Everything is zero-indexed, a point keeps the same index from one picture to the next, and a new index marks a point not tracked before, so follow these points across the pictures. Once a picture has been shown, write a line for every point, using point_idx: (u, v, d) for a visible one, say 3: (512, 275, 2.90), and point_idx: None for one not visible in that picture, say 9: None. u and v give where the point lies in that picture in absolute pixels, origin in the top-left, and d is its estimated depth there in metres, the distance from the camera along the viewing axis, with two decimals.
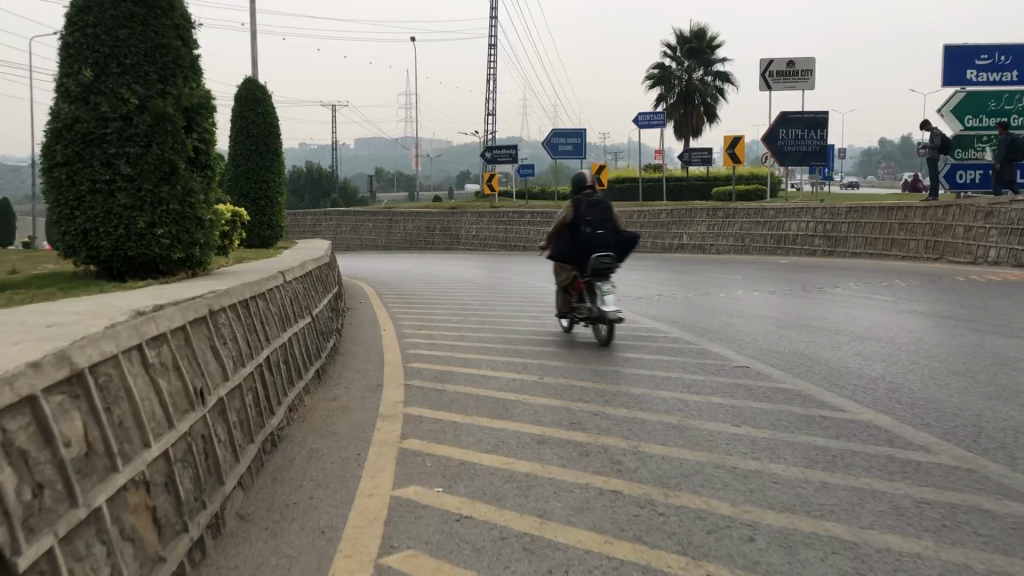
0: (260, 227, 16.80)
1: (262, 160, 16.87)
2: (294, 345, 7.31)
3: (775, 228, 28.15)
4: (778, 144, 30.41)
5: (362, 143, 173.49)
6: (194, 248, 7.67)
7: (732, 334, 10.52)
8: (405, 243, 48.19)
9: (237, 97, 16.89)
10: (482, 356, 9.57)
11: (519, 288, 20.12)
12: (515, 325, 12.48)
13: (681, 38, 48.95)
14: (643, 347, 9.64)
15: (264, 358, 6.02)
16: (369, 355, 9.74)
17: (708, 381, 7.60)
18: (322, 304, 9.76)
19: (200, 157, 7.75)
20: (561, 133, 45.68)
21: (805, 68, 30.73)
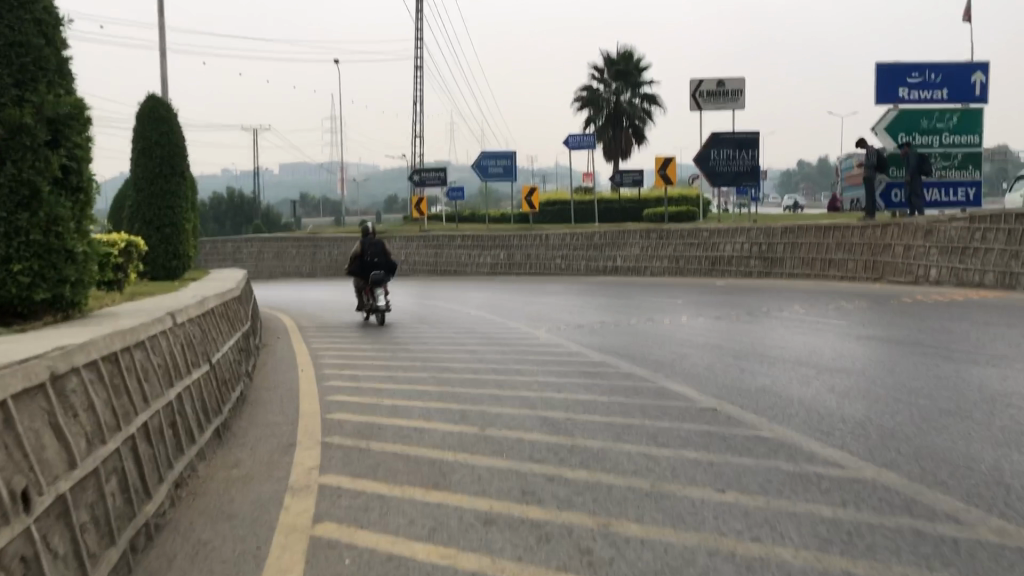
0: (165, 258, 15.29)
1: (166, 184, 15.44)
2: (185, 402, 6.07)
3: (710, 250, 27.68)
4: (710, 164, 29.99)
5: (286, 168, 170.39)
6: (64, 287, 6.38)
7: (689, 368, 9.59)
8: (331, 271, 46.59)
9: (138, 115, 15.47)
10: (413, 401, 8.41)
11: (451, 317, 18.99)
12: (449, 361, 11.35)
13: (608, 60, 48.77)
14: (594, 386, 8.63)
15: (138, 425, 4.80)
16: (281, 405, 8.50)
17: (674, 430, 6.62)
18: (227, 346, 8.51)
19: (70, 176, 6.46)
20: (490, 155, 44.83)
21: (735, 88, 30.50)
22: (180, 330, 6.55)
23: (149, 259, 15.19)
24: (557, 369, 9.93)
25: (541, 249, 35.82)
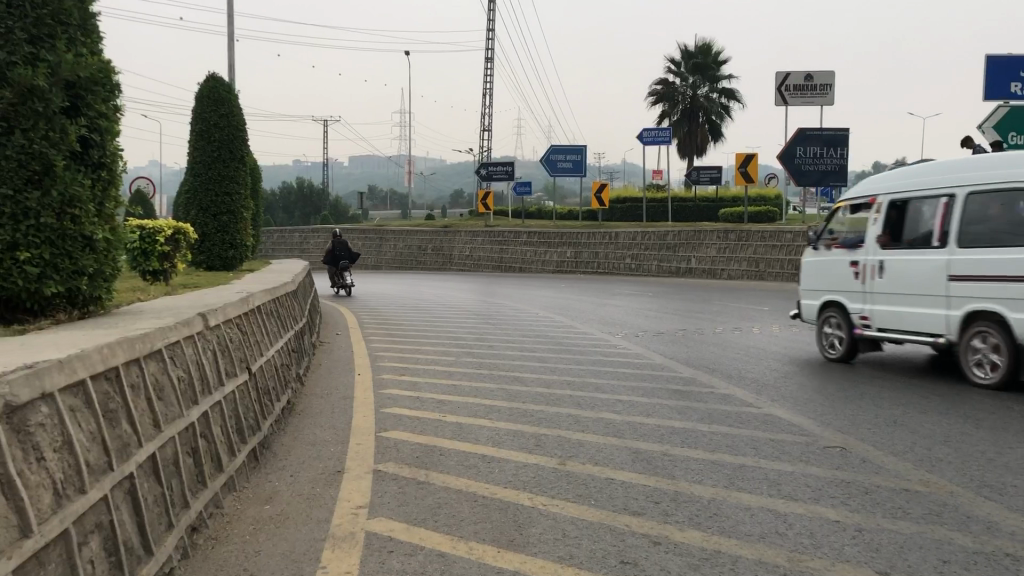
0: (221, 246, 14.70)
1: (225, 168, 14.68)
2: (212, 421, 5.07)
3: (794, 253, 26.15)
4: (795, 162, 28.31)
5: (357, 161, 172.19)
6: (79, 280, 5.44)
7: (795, 391, 8.35)
8: (395, 263, 46.08)
9: (196, 96, 14.71)
10: (479, 419, 7.30)
11: (518, 316, 17.97)
12: (518, 368, 10.27)
13: (686, 53, 47.12)
14: (686, 409, 7.45)
15: (140, 461, 3.81)
16: (331, 418, 7.49)
17: (800, 477, 5.42)
18: (274, 349, 7.55)
19: (91, 151, 5.52)
20: (559, 149, 43.70)
21: (824, 82, 28.81)
22: (212, 333, 5.56)
23: (206, 248, 14.67)
24: (640, 384, 8.77)
25: (610, 248, 34.56)
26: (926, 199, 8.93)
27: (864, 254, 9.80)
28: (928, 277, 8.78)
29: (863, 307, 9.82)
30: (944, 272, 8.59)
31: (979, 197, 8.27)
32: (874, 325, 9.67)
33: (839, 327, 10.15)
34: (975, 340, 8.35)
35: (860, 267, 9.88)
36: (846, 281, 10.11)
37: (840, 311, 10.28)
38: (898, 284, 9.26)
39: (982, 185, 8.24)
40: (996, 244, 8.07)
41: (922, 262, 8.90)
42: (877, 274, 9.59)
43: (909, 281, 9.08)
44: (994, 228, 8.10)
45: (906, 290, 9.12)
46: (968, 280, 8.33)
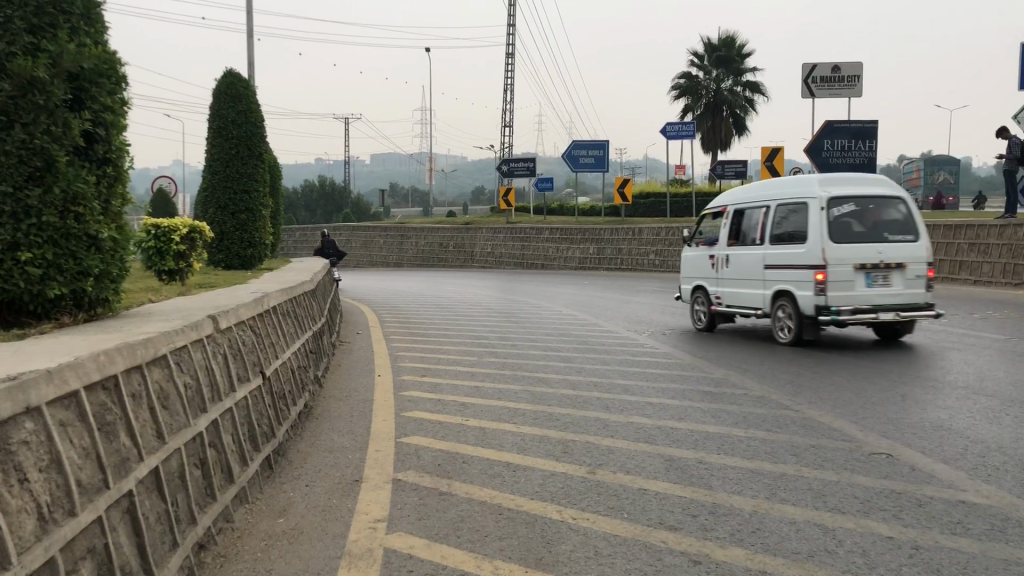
0: (239, 245, 14.53)
1: (243, 165, 14.46)
2: (222, 429, 4.81)
3: None
4: (823, 155, 27.68)
5: (379, 159, 172.67)
6: (84, 281, 5.19)
7: (833, 392, 8.00)
8: (417, 260, 45.96)
9: (214, 92, 14.49)
10: (503, 424, 7.00)
11: (542, 314, 17.69)
12: (543, 368, 9.97)
13: (710, 46, 46.55)
14: (720, 412, 7.13)
15: (142, 477, 3.56)
16: (350, 422, 7.23)
17: (847, 487, 5.07)
18: (290, 351, 7.29)
19: (95, 145, 5.26)
20: (582, 144, 43.30)
21: (852, 73, 28.24)
22: (223, 336, 5.31)
23: (224, 247, 14.51)
24: (670, 385, 8.46)
25: (634, 244, 34.18)
26: (758, 207, 11.97)
27: (720, 249, 12.91)
28: (754, 266, 11.87)
29: (717, 289, 12.95)
30: (762, 263, 11.67)
31: (785, 207, 11.35)
32: (723, 303, 12.74)
33: (703, 306, 13.24)
34: (778, 312, 11.44)
35: (717, 258, 13.01)
36: (708, 270, 13.27)
37: (704, 293, 13.39)
38: (738, 270, 12.36)
39: (787, 199, 11.24)
40: (792, 242, 11.08)
41: (750, 255, 12.01)
42: (725, 265, 12.74)
43: (745, 268, 12.13)
44: (791, 230, 11.11)
45: (741, 277, 12.27)
46: (777, 268, 11.34)
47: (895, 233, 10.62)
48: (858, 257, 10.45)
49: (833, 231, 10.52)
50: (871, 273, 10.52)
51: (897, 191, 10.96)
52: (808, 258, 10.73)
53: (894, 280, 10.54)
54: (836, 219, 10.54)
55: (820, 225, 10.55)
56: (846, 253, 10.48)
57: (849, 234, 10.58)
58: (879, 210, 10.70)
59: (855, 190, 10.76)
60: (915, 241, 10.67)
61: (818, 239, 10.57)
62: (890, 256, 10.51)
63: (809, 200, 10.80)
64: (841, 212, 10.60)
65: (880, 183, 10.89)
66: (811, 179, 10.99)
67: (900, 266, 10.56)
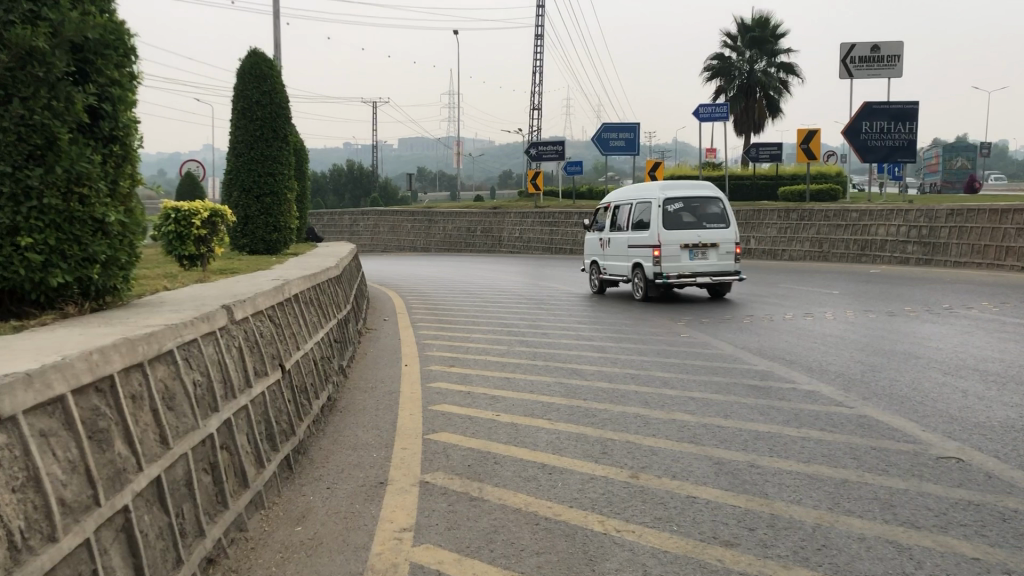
0: (264, 229, 14.21)
1: (267, 148, 14.12)
2: (237, 429, 4.44)
3: (860, 233, 25.06)
4: (860, 138, 27.01)
5: (407, 143, 172.58)
6: (90, 267, 4.84)
7: (886, 386, 7.53)
8: (444, 245, 45.68)
9: (238, 72, 14.14)
10: (536, 420, 6.59)
11: (572, 300, 17.28)
12: (575, 358, 9.56)
13: (743, 27, 45.63)
14: (768, 408, 6.68)
15: (141, 489, 3.19)
16: (375, 417, 6.85)
17: (917, 496, 4.61)
18: (313, 341, 6.92)
19: (101, 122, 4.89)
20: (611, 127, 42.62)
21: (892, 53, 27.38)
22: (239, 328, 4.95)
23: (249, 231, 14.21)
24: (710, 378, 8.02)
25: None
26: (629, 204, 16.82)
27: (604, 234, 17.92)
28: (623, 246, 16.71)
29: (601, 261, 17.93)
30: (627, 244, 16.52)
31: (642, 205, 16.22)
32: (609, 272, 17.39)
33: (596, 275, 17.90)
34: (637, 278, 16.15)
35: (604, 240, 17.85)
36: (598, 249, 18.07)
37: (597, 266, 18.11)
38: (611, 248, 17.26)
39: (642, 199, 16.12)
40: (642, 229, 15.97)
41: (618, 238, 17.00)
42: (605, 245, 17.79)
43: (616, 247, 16.98)
44: (644, 221, 16.01)
45: (618, 254, 17.01)
46: (635, 247, 16.18)
47: (713, 222, 15.38)
48: (684, 239, 15.30)
49: (666, 220, 15.41)
50: (693, 250, 15.31)
51: (718, 194, 15.80)
52: (650, 240, 15.61)
53: (711, 254, 15.38)
54: (669, 213, 15.43)
55: (658, 218, 15.43)
56: (675, 237, 15.36)
57: (681, 222, 15.42)
58: (703, 207, 15.58)
59: (685, 193, 15.66)
60: (727, 229, 15.47)
61: (658, 227, 15.44)
62: (707, 238, 15.31)
63: (654, 200, 15.68)
64: (675, 208, 15.48)
65: (706, 189, 15.76)
66: (658, 186, 15.88)
67: (713, 244, 15.36)
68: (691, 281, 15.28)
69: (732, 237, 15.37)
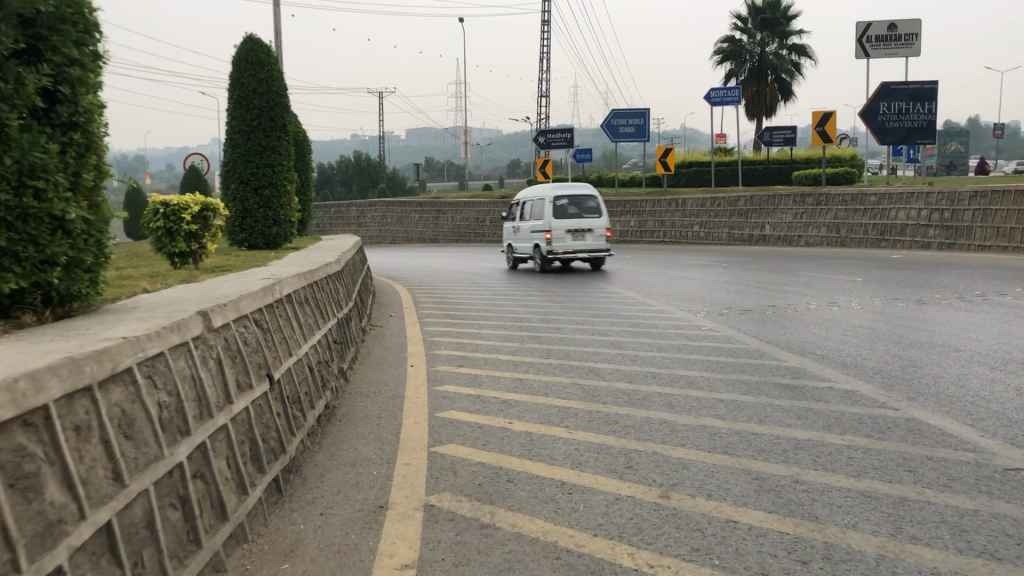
0: (264, 223, 13.69)
1: (266, 138, 13.59)
2: (213, 454, 3.90)
3: (879, 217, 24.38)
4: (878, 119, 26.27)
5: (415, 133, 172.22)
6: (48, 270, 4.30)
7: (930, 383, 6.96)
8: (453, 236, 45.17)
9: (234, 59, 13.59)
10: (552, 428, 6.03)
11: (584, 291, 16.71)
12: (591, 355, 9.01)
13: (753, 9, 44.80)
14: (805, 413, 6.12)
15: (82, 543, 2.64)
16: (377, 427, 6.32)
17: (991, 520, 4.04)
18: (307, 345, 6.38)
19: (61, 107, 4.35)
20: (621, 114, 41.93)
21: (909, 31, 26.61)
22: (218, 337, 4.42)
23: (248, 225, 13.68)
24: (738, 377, 7.48)
25: (677, 216, 33.02)
26: (529, 200, 21.78)
27: (514, 222, 22.65)
28: (524, 233, 21.66)
29: (511, 242, 22.61)
30: (526, 230, 21.49)
31: (537, 201, 21.18)
32: (515, 254, 22.28)
33: (507, 255, 22.76)
34: (535, 256, 21.03)
35: (513, 229, 22.77)
36: (508, 235, 22.95)
37: (507, 249, 22.96)
38: (518, 234, 22.10)
39: (538, 196, 21.04)
40: (538, 218, 20.91)
41: (521, 225, 21.73)
42: (512, 231, 22.51)
43: (521, 234, 21.95)
44: (540, 214, 21.00)
45: (521, 238, 21.93)
46: (532, 232, 21.13)
47: (590, 213, 20.39)
48: (569, 226, 20.29)
49: (555, 212, 20.39)
50: (575, 234, 20.29)
51: (595, 192, 20.77)
52: (543, 227, 20.61)
53: (589, 236, 20.38)
54: (556, 205, 20.40)
55: (548, 210, 20.40)
56: (561, 224, 20.35)
57: (566, 213, 20.39)
58: (583, 202, 20.57)
59: (570, 192, 20.71)
60: (600, 218, 20.47)
61: (549, 218, 20.41)
62: (585, 225, 20.30)
63: (546, 197, 20.65)
64: (562, 203, 20.40)
65: (586, 189, 20.76)
66: (550, 187, 20.82)
67: (589, 229, 20.38)
68: (573, 257, 20.23)
69: (605, 224, 20.39)
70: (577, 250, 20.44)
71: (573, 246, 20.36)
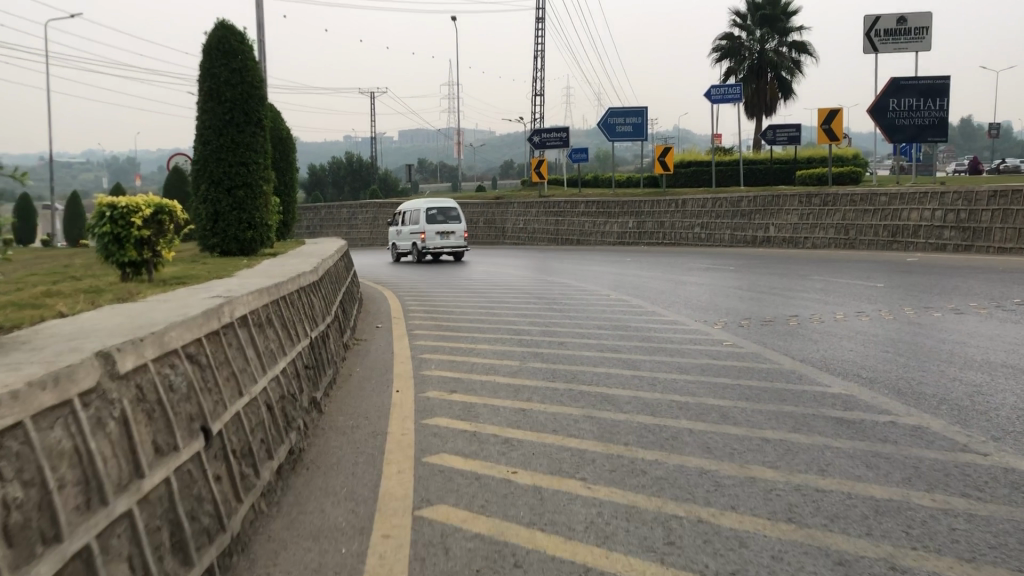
0: (237, 227, 12.53)
1: (239, 133, 12.49)
2: (107, 564, 2.75)
3: (890, 218, 23.34)
4: (888, 116, 25.25)
5: (407, 134, 171.67)
6: None
7: (1011, 419, 5.85)
8: None
9: (205, 48, 12.57)
10: (567, 481, 4.88)
11: (585, 297, 15.63)
12: (601, 377, 7.89)
13: (753, 5, 43.82)
14: (876, 461, 5.02)
15: None
16: (350, 478, 5.16)
17: None
18: (266, 379, 5.24)
19: None
20: (618, 112, 40.80)
21: (919, 24, 25.59)
22: (126, 386, 3.27)
23: (220, 229, 12.53)
24: (779, 408, 6.38)
25: (677, 217, 31.93)
26: (408, 209, 27.91)
27: (397, 226, 28.79)
28: (403, 235, 27.89)
29: (395, 242, 28.78)
30: (404, 232, 27.72)
31: (413, 210, 27.31)
32: (397, 250, 28.44)
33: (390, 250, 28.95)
34: (410, 252, 27.26)
35: (394, 231, 28.93)
36: (391, 235, 29.12)
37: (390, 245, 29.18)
38: (399, 235, 28.28)
39: (415, 208, 27.13)
40: (413, 224, 27.09)
41: (403, 230, 27.99)
42: (395, 233, 28.58)
43: (401, 235, 28.18)
44: (416, 221, 27.15)
45: (400, 238, 28.06)
46: (408, 233, 27.37)
47: (454, 220, 26.56)
48: (438, 229, 26.42)
49: (428, 218, 26.50)
50: (442, 236, 26.39)
51: (456, 204, 26.91)
52: (417, 230, 26.77)
53: (453, 237, 26.48)
54: (428, 213, 26.53)
55: (421, 217, 26.51)
56: (431, 228, 26.47)
57: (435, 220, 26.48)
58: (449, 213, 26.70)
59: (439, 204, 26.91)
60: (460, 224, 26.59)
61: (423, 224, 26.51)
62: (449, 229, 26.44)
63: (420, 208, 26.75)
64: (433, 213, 26.52)
65: (451, 203, 26.94)
66: (425, 200, 27.00)
67: (453, 232, 26.59)
68: (441, 252, 26.27)
69: (464, 228, 26.52)
70: (444, 248, 26.56)
71: (440, 245, 26.56)
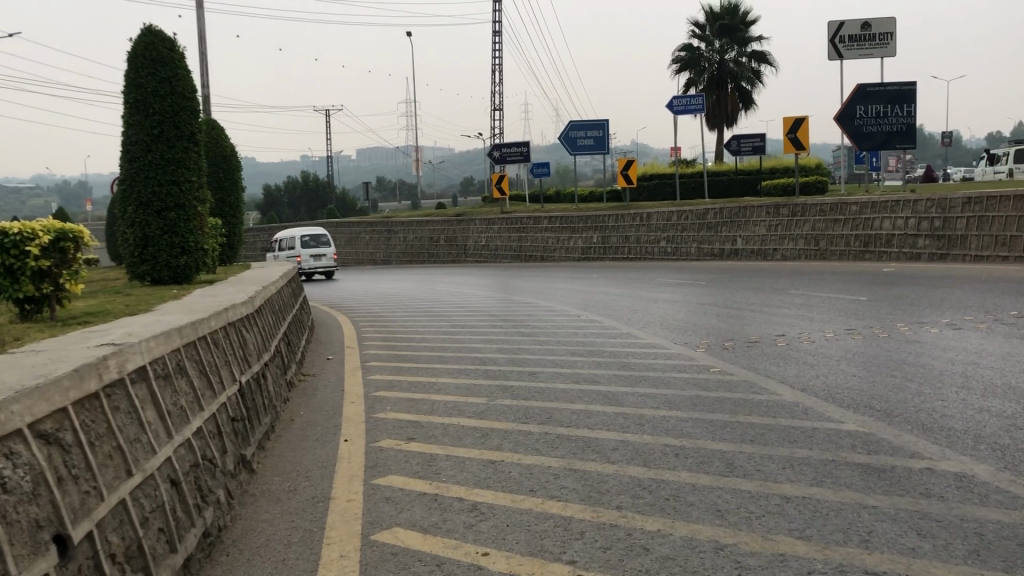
0: (169, 253, 11.44)
1: (169, 149, 11.38)
2: None
3: (861, 228, 22.73)
4: (855, 123, 24.78)
5: (366, 153, 170.19)
6: None
7: None
8: (406, 257, 43.77)
9: (131, 56, 11.48)
10: (551, 566, 3.90)
11: (553, 318, 14.70)
12: (581, 416, 6.91)
13: (711, 15, 43.57)
14: (928, 526, 4.09)
15: None
16: (278, 569, 4.10)
17: None
18: (171, 446, 4.18)
19: None
20: (580, 125, 40.11)
21: (884, 30, 25.19)
22: None
23: (149, 255, 11.42)
24: (793, 454, 5.45)
25: (642, 230, 31.24)
26: (279, 238, 29.88)
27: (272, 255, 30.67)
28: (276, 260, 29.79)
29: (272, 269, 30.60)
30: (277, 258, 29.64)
31: (285, 237, 29.24)
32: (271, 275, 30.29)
33: None
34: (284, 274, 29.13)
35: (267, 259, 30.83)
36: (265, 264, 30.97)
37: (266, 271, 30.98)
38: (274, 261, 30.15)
39: (289, 235, 29.10)
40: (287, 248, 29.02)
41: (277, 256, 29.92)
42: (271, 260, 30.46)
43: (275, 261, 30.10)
44: (289, 246, 29.09)
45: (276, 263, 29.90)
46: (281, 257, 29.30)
47: (325, 244, 28.68)
48: (311, 252, 28.44)
49: (302, 243, 28.52)
50: (314, 257, 28.46)
51: (325, 231, 29.06)
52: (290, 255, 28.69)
53: (324, 259, 28.62)
54: (301, 239, 28.58)
55: (296, 242, 28.51)
56: (304, 251, 28.47)
57: (307, 244, 28.55)
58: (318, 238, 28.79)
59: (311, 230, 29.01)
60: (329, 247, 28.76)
61: (297, 248, 28.50)
62: (320, 252, 28.53)
63: (295, 235, 28.76)
64: (305, 238, 28.55)
65: (321, 230, 29.05)
66: (298, 228, 29.00)
67: (326, 255, 28.74)
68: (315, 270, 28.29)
69: (334, 251, 28.67)
70: (317, 269, 28.63)
71: (314, 266, 28.56)
